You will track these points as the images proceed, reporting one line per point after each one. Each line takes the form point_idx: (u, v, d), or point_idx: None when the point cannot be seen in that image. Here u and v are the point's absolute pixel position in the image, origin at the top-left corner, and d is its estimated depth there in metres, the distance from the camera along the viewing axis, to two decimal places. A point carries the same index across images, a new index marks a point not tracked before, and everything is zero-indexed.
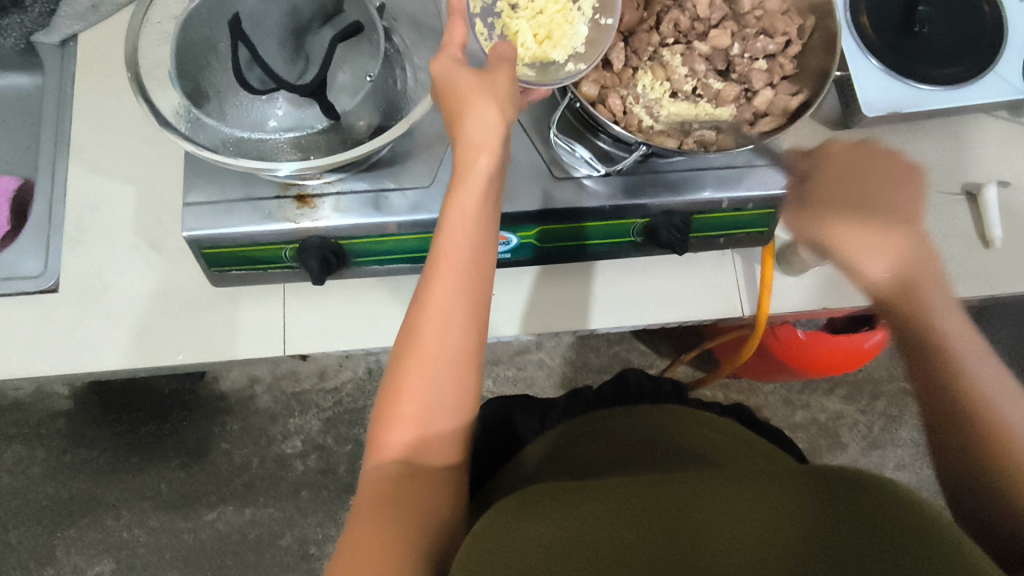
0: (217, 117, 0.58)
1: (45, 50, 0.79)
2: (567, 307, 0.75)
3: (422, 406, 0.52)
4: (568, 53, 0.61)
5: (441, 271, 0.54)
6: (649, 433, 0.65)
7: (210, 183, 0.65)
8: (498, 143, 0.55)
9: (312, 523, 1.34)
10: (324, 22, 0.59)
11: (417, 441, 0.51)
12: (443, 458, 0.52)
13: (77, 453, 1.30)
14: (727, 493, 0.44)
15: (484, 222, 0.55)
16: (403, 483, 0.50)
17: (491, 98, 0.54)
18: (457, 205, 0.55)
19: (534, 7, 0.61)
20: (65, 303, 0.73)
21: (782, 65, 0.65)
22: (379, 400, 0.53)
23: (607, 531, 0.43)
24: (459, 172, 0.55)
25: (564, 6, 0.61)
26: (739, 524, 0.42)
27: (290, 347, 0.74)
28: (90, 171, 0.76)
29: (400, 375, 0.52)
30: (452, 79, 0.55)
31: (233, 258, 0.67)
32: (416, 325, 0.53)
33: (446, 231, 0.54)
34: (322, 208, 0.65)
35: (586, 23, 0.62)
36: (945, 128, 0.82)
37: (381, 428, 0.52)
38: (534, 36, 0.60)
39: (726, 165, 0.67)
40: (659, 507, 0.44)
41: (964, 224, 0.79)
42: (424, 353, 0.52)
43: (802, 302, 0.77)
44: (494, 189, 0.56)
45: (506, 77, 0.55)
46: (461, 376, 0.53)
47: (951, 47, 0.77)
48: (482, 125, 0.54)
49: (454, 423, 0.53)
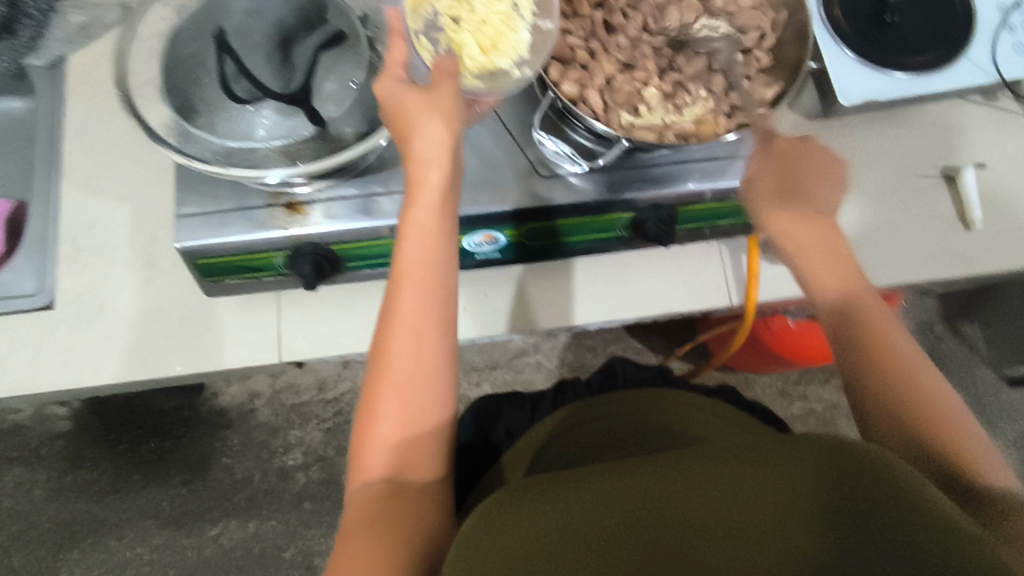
0: (207, 130, 0.59)
1: (36, 73, 0.80)
2: (559, 304, 0.77)
3: (400, 422, 0.53)
4: (513, 60, 0.61)
5: (405, 285, 0.55)
6: (626, 420, 0.67)
7: (203, 195, 0.66)
8: (448, 160, 0.56)
9: (316, 535, 1.34)
10: (307, 32, 0.60)
11: (399, 460, 0.53)
12: (428, 471, 0.54)
13: (78, 474, 1.30)
14: (699, 472, 0.45)
15: (443, 235, 0.57)
16: (389, 501, 0.52)
17: (436, 114, 0.55)
18: (414, 223, 0.56)
19: (476, 18, 0.61)
20: (63, 320, 0.74)
21: (759, 58, 0.67)
22: (358, 424, 0.55)
23: (587, 518, 0.43)
24: (413, 189, 0.57)
25: (506, 14, 0.62)
26: (716, 503, 0.43)
27: (286, 354, 0.74)
28: (84, 189, 0.77)
29: (377, 396, 0.54)
30: (399, 99, 0.55)
31: (226, 268, 0.68)
32: (387, 344, 0.55)
33: (406, 250, 0.56)
34: (312, 215, 0.66)
35: (528, 29, 0.62)
36: (921, 114, 0.83)
37: (364, 451, 0.53)
38: (479, 47, 0.61)
39: (708, 157, 0.68)
40: (635, 493, 0.44)
41: (945, 207, 0.80)
42: (398, 372, 0.54)
43: (790, 290, 0.78)
44: (450, 203, 0.58)
45: (450, 92, 0.56)
46: (434, 390, 0.55)
47: (924, 35, 0.79)
48: (429, 143, 0.55)
49: (435, 437, 0.55)
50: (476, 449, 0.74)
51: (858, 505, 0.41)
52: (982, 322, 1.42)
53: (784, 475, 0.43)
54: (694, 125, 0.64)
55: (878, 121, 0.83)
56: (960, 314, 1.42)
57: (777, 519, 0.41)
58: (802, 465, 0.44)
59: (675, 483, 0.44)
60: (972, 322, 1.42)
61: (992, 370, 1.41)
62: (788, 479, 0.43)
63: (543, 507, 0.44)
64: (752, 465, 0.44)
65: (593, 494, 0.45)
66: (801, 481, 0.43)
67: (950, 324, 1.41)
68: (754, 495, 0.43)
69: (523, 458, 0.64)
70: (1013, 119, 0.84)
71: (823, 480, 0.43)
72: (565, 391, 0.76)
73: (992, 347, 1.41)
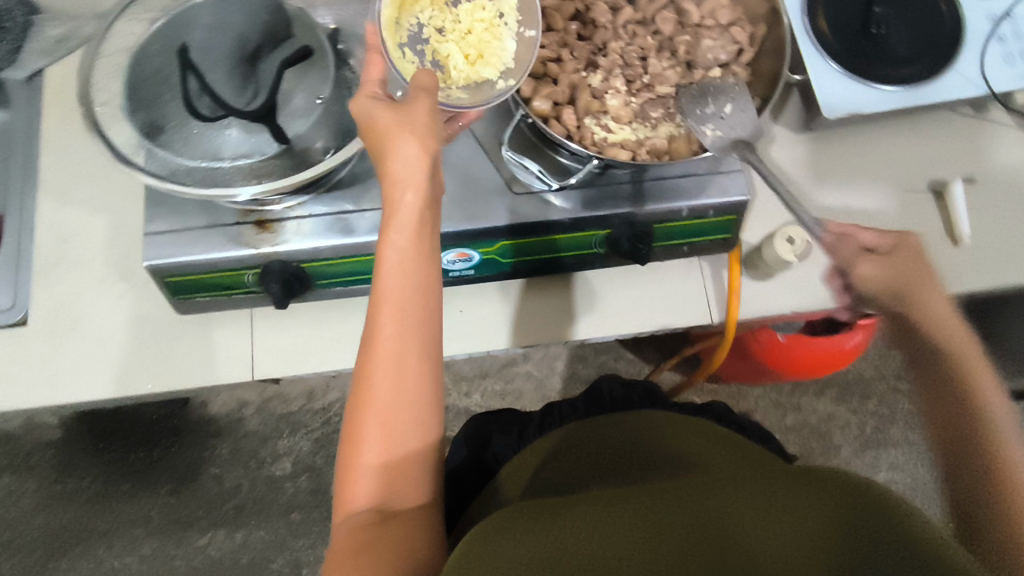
0: (172, 148, 0.58)
1: (11, 85, 0.80)
2: (538, 321, 0.75)
3: (382, 450, 0.53)
4: (499, 70, 0.60)
5: (384, 310, 0.54)
6: (620, 450, 0.65)
7: (172, 212, 0.65)
8: (424, 179, 0.54)
9: (304, 545, 1.34)
10: (273, 48, 0.60)
11: (383, 489, 0.53)
12: (414, 498, 0.54)
13: (68, 483, 1.31)
14: (703, 505, 0.45)
15: (423, 258, 0.55)
16: (376, 534, 0.51)
17: (409, 132, 0.53)
18: (391, 246, 0.54)
19: (460, 28, 0.60)
20: (35, 336, 0.73)
21: (736, 73, 0.65)
22: (341, 453, 0.54)
23: (589, 545, 0.43)
24: (387, 212, 0.54)
25: (489, 22, 0.61)
26: (708, 528, 0.44)
27: (260, 371, 0.74)
28: (60, 203, 0.77)
29: (358, 428, 0.53)
30: (371, 117, 0.54)
31: (198, 286, 0.68)
32: (367, 372, 0.53)
33: (384, 272, 0.54)
34: (282, 233, 0.65)
35: (512, 37, 0.61)
36: (909, 127, 0.82)
37: (348, 481, 0.53)
38: (464, 57, 0.59)
39: (686, 174, 0.67)
40: (626, 514, 0.46)
41: (932, 222, 0.78)
42: (380, 400, 0.53)
43: (774, 306, 0.76)
44: (428, 224, 0.55)
45: (425, 109, 0.53)
46: (417, 417, 0.54)
47: (911, 47, 0.77)
48: (405, 163, 0.53)
49: (418, 462, 0.55)
50: (465, 471, 0.73)
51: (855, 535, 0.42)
52: None
53: (789, 509, 0.44)
54: (666, 141, 0.62)
55: (862, 133, 0.81)
56: None
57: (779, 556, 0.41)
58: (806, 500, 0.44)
59: (669, 507, 0.46)
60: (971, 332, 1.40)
61: None
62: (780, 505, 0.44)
63: (546, 525, 0.45)
64: (743, 496, 0.45)
65: (590, 514, 0.46)
66: (811, 521, 0.43)
67: None
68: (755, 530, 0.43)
69: (525, 470, 0.64)
70: (1005, 132, 0.82)
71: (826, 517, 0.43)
72: (551, 412, 0.75)
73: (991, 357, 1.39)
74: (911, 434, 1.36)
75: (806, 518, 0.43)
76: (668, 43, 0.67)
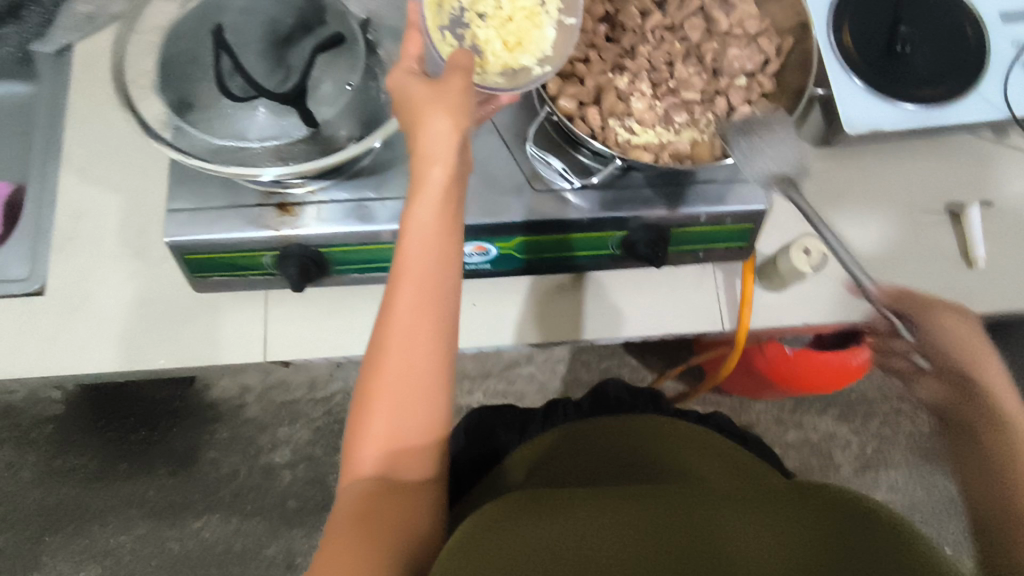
0: (201, 126, 0.58)
1: (39, 59, 0.81)
2: (547, 319, 0.76)
3: (392, 423, 0.53)
4: (536, 57, 0.61)
5: (404, 287, 0.54)
6: (625, 458, 0.65)
7: (194, 191, 0.66)
8: (452, 156, 0.54)
9: (298, 534, 1.33)
10: (306, 33, 0.60)
11: (390, 460, 0.53)
12: (420, 473, 0.55)
13: (66, 459, 1.31)
14: (706, 514, 0.46)
15: (445, 240, 0.55)
16: (381, 500, 0.53)
17: (442, 107, 0.53)
18: (415, 222, 0.55)
19: (501, 15, 0.61)
20: (48, 307, 0.73)
21: (761, 83, 0.66)
22: (351, 421, 0.55)
23: (589, 539, 0.45)
24: (415, 186, 0.55)
25: (531, 10, 0.61)
26: (717, 532, 0.45)
27: (271, 354, 0.74)
28: (79, 177, 0.78)
29: (371, 398, 0.53)
30: (408, 91, 0.55)
31: (216, 265, 0.68)
32: (383, 346, 0.54)
33: (406, 250, 0.55)
34: (303, 217, 0.66)
35: (552, 25, 0.62)
36: (927, 149, 0.82)
37: (355, 449, 0.54)
38: (504, 43, 0.60)
39: (705, 180, 0.67)
40: (633, 516, 0.47)
41: (948, 244, 0.79)
42: (393, 372, 0.53)
43: (785, 318, 0.76)
44: (454, 201, 0.56)
45: (460, 86, 0.53)
46: (428, 393, 0.54)
47: (935, 68, 0.77)
48: (435, 139, 0.53)
49: (428, 440, 0.55)
50: (460, 464, 0.73)
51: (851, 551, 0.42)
52: None
53: (788, 518, 0.45)
54: (689, 146, 0.63)
55: (882, 153, 0.82)
56: None
57: (783, 561, 0.42)
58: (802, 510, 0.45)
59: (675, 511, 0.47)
60: None
61: None
62: (789, 522, 0.45)
63: (549, 521, 0.46)
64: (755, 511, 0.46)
65: (597, 513, 0.47)
66: (807, 531, 0.44)
67: None
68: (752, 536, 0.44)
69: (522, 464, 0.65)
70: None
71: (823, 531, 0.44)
72: (556, 412, 0.76)
73: None
74: (911, 456, 1.36)
75: (815, 534, 0.44)
76: (695, 49, 0.67)
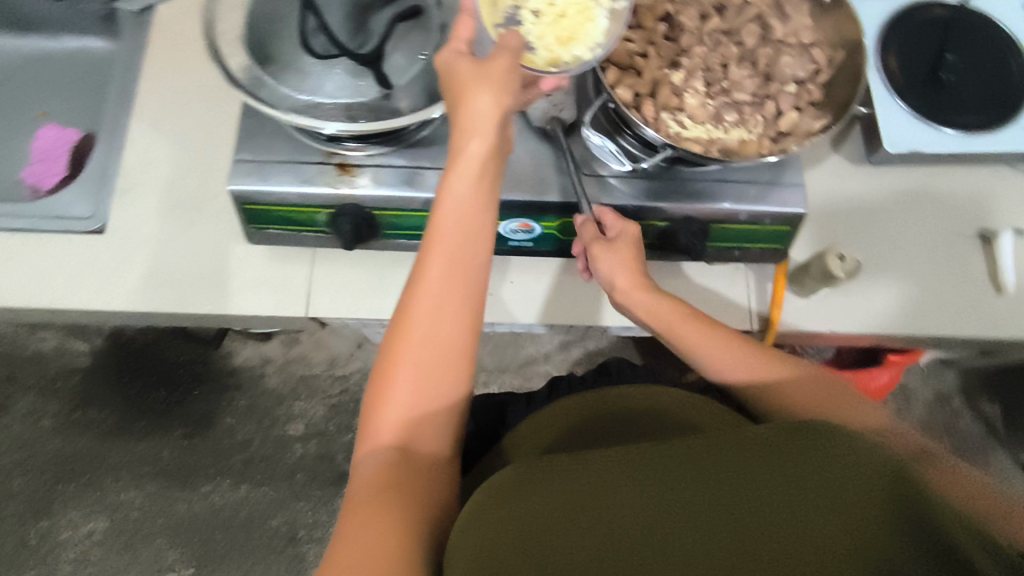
0: (280, 79, 0.62)
1: (124, 17, 0.86)
2: (579, 302, 0.78)
3: (414, 391, 0.55)
4: (590, 48, 0.64)
5: (432, 257, 0.57)
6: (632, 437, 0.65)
7: (262, 145, 0.69)
8: (492, 133, 0.57)
9: (304, 508, 1.35)
10: (386, 4, 0.64)
11: (409, 429, 0.55)
12: (436, 445, 0.56)
13: (88, 411, 1.34)
14: (730, 467, 0.43)
15: (478, 214, 0.58)
16: (400, 469, 0.53)
17: (486, 85, 0.56)
18: (450, 195, 0.57)
19: (555, 11, 0.64)
20: (107, 246, 0.77)
21: (810, 91, 0.68)
22: (372, 389, 0.56)
23: (608, 498, 0.44)
24: (452, 160, 0.58)
25: (584, 6, 0.65)
26: (744, 488, 0.43)
27: (313, 311, 0.77)
28: (148, 126, 0.81)
29: (392, 366, 0.55)
30: (454, 69, 0.57)
31: (272, 217, 0.71)
32: (409, 314, 0.56)
33: (440, 219, 0.57)
34: (360, 178, 0.69)
35: (603, 17, 0.65)
36: (963, 176, 0.84)
37: (375, 417, 0.55)
38: (557, 38, 0.63)
39: (748, 180, 0.70)
40: (653, 472, 0.44)
41: (978, 269, 0.80)
42: (418, 340, 0.55)
43: (813, 325, 0.77)
44: (489, 175, 0.58)
45: (504, 65, 0.56)
46: (449, 364, 0.56)
47: (977, 97, 0.80)
48: (476, 114, 0.56)
49: (445, 409, 0.57)
50: (472, 439, 0.74)
51: (894, 539, 0.39)
52: (1001, 403, 1.40)
53: (812, 481, 0.42)
54: (737, 143, 0.65)
55: (919, 175, 0.84)
56: (980, 392, 1.41)
57: (812, 515, 0.41)
58: (842, 473, 0.41)
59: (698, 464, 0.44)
60: (991, 402, 1.40)
61: (1008, 455, 1.38)
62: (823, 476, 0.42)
63: (559, 488, 0.45)
64: (785, 465, 0.42)
65: (614, 469, 0.45)
66: (844, 492, 0.41)
67: (968, 400, 1.40)
68: (775, 513, 0.42)
69: (553, 427, 0.66)
70: None
71: (852, 512, 0.40)
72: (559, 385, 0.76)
73: (1010, 430, 1.39)
74: None
75: (850, 488, 0.41)
76: (750, 55, 0.70)
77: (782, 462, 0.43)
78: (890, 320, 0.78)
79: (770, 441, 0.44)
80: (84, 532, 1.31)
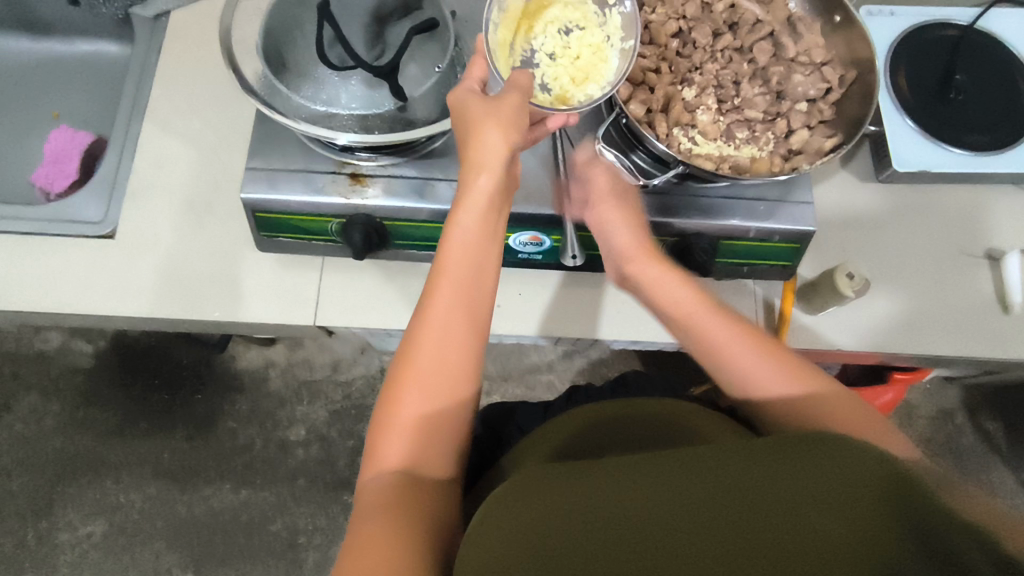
0: (295, 89, 0.62)
1: (138, 21, 0.86)
2: (588, 314, 0.78)
3: (420, 414, 0.54)
4: (602, 87, 0.63)
5: (440, 286, 0.57)
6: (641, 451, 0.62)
7: (274, 152, 0.69)
8: (500, 167, 0.57)
9: (304, 513, 1.34)
10: (402, 16, 0.65)
11: (416, 451, 0.53)
12: (443, 466, 0.55)
13: (90, 411, 1.34)
14: (736, 477, 0.43)
15: (484, 243, 0.58)
16: (405, 493, 0.51)
17: (496, 121, 0.56)
18: (457, 225, 0.58)
19: (568, 52, 0.64)
20: (117, 250, 0.77)
21: (822, 109, 0.68)
22: (378, 411, 0.55)
23: (616, 510, 0.43)
24: (460, 190, 0.58)
25: (597, 45, 0.64)
26: (749, 498, 0.42)
27: (321, 318, 0.77)
28: (160, 131, 0.82)
29: (400, 389, 0.54)
30: (466, 104, 0.58)
31: (283, 225, 0.72)
32: (415, 339, 0.55)
33: (449, 250, 0.57)
34: (372, 188, 0.69)
35: (617, 54, 0.64)
36: (971, 194, 0.84)
37: (382, 439, 0.53)
38: (569, 78, 0.63)
39: (759, 197, 0.70)
40: (659, 483, 0.44)
41: (985, 288, 0.80)
42: (425, 363, 0.55)
43: (821, 341, 0.77)
44: (497, 207, 0.59)
45: (514, 102, 0.56)
46: (456, 385, 0.55)
47: (986, 117, 0.80)
48: (486, 148, 0.56)
49: (452, 430, 0.55)
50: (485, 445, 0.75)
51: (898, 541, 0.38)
52: (1004, 421, 1.40)
53: (813, 485, 0.42)
54: (748, 160, 0.65)
55: (927, 193, 0.84)
56: (983, 409, 1.40)
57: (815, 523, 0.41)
58: (841, 475, 0.42)
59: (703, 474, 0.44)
60: (994, 419, 1.40)
61: (1011, 473, 1.37)
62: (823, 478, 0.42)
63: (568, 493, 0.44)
64: (787, 473, 0.43)
65: (620, 480, 0.45)
66: (844, 496, 0.41)
67: (970, 417, 1.40)
68: (785, 526, 0.41)
69: (553, 438, 0.62)
70: None
71: (857, 517, 0.40)
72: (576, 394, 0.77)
73: (1013, 448, 1.38)
74: None
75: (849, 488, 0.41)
76: (762, 71, 0.71)
77: (784, 467, 0.43)
78: (896, 338, 0.78)
79: (775, 454, 0.44)
80: (84, 533, 1.31)
